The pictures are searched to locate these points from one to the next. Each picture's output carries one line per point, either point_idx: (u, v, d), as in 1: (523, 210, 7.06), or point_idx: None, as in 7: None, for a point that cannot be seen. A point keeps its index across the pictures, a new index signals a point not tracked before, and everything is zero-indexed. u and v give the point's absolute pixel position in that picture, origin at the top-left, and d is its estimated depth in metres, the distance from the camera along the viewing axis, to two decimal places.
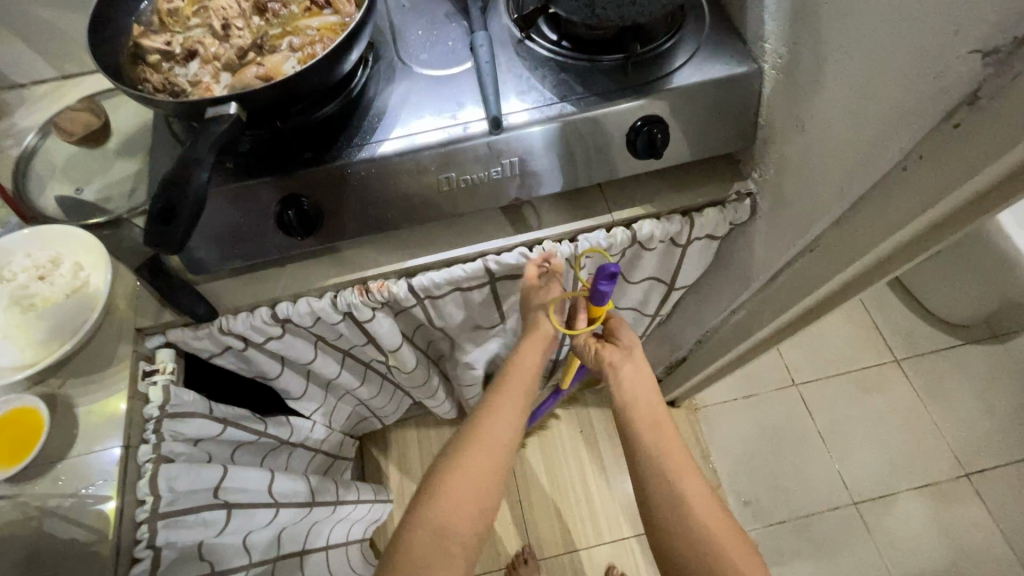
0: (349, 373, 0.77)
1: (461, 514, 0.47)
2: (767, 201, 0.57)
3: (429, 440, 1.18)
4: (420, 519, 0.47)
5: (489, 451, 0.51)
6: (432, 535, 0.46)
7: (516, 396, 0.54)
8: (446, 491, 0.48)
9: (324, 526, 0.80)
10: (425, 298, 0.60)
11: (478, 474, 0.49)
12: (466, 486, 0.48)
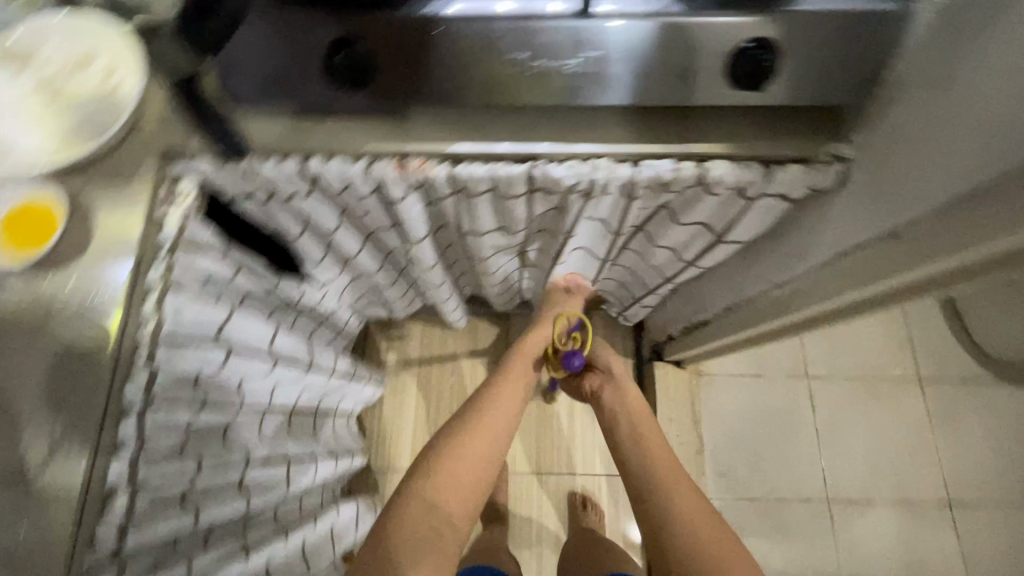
0: (367, 254, 0.75)
1: (451, 493, 0.55)
2: (864, 170, 0.50)
3: (432, 339, 1.19)
4: (410, 493, 0.55)
5: (483, 439, 0.59)
6: (425, 509, 0.53)
7: (514, 393, 0.66)
8: (441, 471, 0.56)
9: (317, 392, 0.82)
10: (462, 191, 0.56)
11: (468, 460, 0.57)
12: (457, 468, 0.56)
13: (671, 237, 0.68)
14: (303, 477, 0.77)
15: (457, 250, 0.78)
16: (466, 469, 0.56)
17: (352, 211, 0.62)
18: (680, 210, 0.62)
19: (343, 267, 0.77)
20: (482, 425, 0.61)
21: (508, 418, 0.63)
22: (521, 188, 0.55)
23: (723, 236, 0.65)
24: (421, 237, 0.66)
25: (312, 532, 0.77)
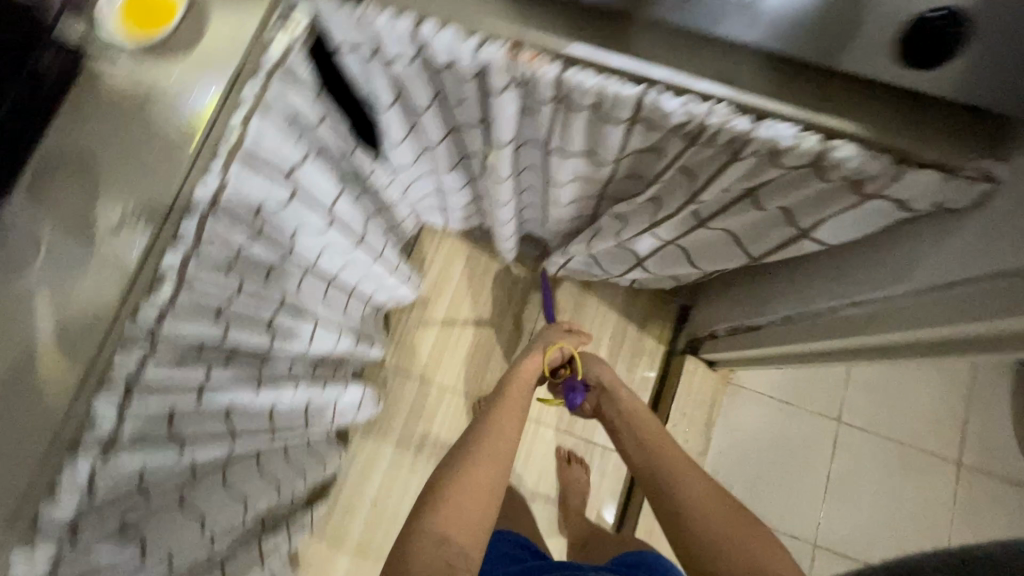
0: (442, 150, 0.74)
1: (463, 527, 0.53)
2: (1010, 199, 0.44)
3: (476, 263, 1.19)
4: (414, 527, 0.53)
5: (486, 464, 0.59)
6: (433, 544, 0.51)
7: (511, 420, 0.66)
8: (449, 509, 0.54)
9: (358, 272, 0.83)
10: (563, 100, 0.53)
11: (474, 485, 0.56)
12: (461, 504, 0.54)
13: (750, 223, 0.64)
14: (324, 344, 0.79)
15: (534, 172, 0.76)
16: (472, 499, 0.55)
17: (449, 94, 0.60)
18: (773, 196, 0.57)
19: (418, 157, 0.77)
20: (483, 455, 0.60)
21: (509, 444, 0.63)
22: (625, 114, 0.51)
23: (807, 235, 0.61)
24: (507, 145, 0.64)
25: (316, 393, 0.80)
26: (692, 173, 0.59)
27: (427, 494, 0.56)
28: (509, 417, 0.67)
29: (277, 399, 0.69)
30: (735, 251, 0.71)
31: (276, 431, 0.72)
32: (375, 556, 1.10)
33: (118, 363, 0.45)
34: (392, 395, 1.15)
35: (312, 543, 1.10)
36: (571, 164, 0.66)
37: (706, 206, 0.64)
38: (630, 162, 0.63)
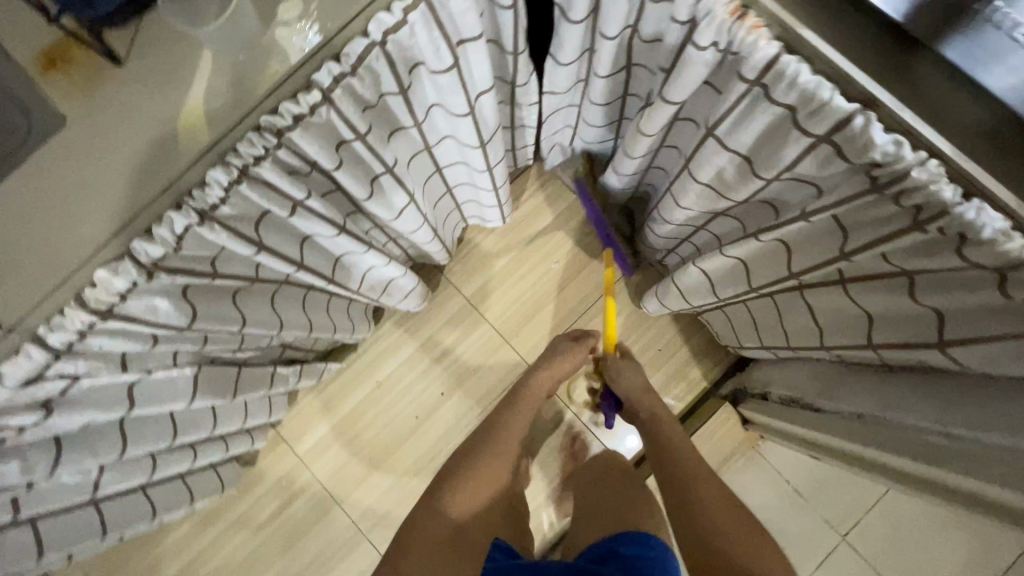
0: (604, 83, 0.69)
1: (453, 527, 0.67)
2: None
3: (566, 221, 1.17)
4: (429, 511, 0.68)
5: (487, 461, 0.73)
6: (440, 523, 0.67)
7: (512, 426, 0.78)
8: (448, 504, 0.69)
9: (461, 173, 0.82)
10: (762, 87, 0.48)
11: (475, 479, 0.71)
12: (448, 501, 0.69)
13: (888, 306, 0.57)
14: (409, 228, 0.78)
15: (676, 157, 0.71)
16: (462, 493, 0.70)
17: (644, 27, 0.57)
18: (932, 292, 0.51)
19: (573, 85, 0.73)
20: (471, 460, 0.73)
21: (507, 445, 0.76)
22: (819, 129, 0.46)
23: (947, 347, 0.53)
24: (671, 107, 0.60)
25: (380, 266, 0.80)
26: (847, 232, 0.54)
27: (440, 485, 0.71)
28: (510, 418, 0.79)
29: (349, 254, 0.71)
30: (848, 322, 0.65)
31: (332, 282, 0.73)
32: (357, 429, 1.16)
33: (241, 150, 0.46)
34: (435, 300, 1.18)
35: (312, 390, 1.17)
36: (725, 169, 0.60)
37: (853, 266, 0.57)
38: (778, 190, 0.58)
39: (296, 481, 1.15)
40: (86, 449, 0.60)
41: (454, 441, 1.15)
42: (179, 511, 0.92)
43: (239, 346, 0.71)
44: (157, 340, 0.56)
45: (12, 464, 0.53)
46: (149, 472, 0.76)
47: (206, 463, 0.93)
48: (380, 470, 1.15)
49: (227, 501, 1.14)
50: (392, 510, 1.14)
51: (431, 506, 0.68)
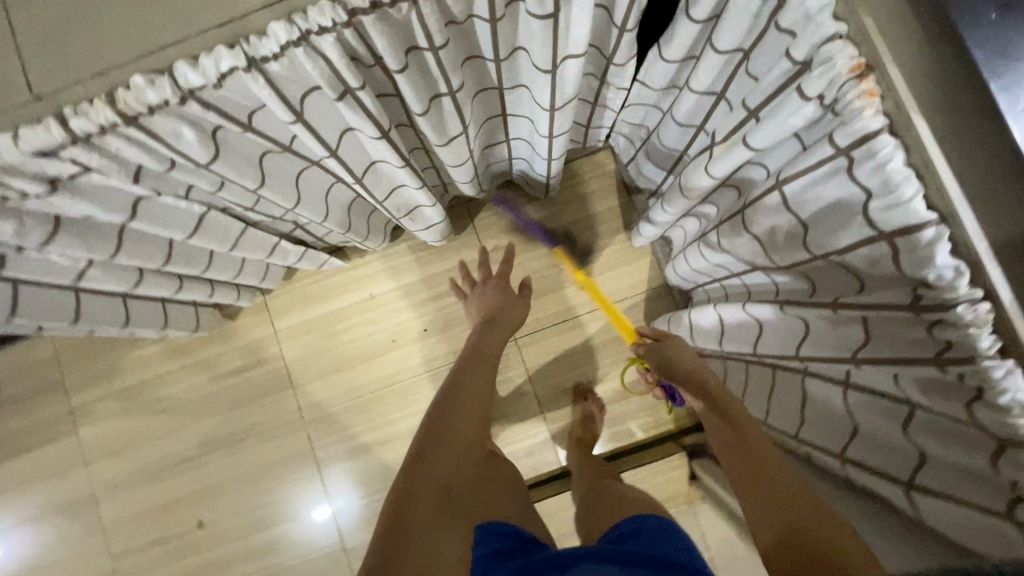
0: (693, 102, 0.66)
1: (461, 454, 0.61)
2: None
3: (605, 220, 1.16)
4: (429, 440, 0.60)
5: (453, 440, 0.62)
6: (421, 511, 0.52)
7: (473, 399, 0.70)
8: (457, 436, 0.62)
9: (521, 130, 0.80)
10: (847, 159, 0.44)
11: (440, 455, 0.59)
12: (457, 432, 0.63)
13: (876, 427, 0.55)
14: (453, 163, 0.76)
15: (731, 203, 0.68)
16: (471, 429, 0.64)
17: (756, 60, 0.54)
18: (926, 432, 0.48)
19: (666, 88, 0.72)
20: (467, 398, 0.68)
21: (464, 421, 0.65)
22: (883, 224, 0.43)
23: (912, 490, 0.50)
24: (749, 154, 0.56)
25: (411, 188, 0.78)
26: (868, 340, 0.51)
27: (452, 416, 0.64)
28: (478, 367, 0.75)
29: (382, 163, 0.69)
30: (827, 425, 0.63)
31: (359, 184, 0.73)
32: (336, 328, 1.18)
33: (309, 15, 0.44)
34: (455, 241, 1.18)
35: (309, 275, 1.19)
36: (777, 228, 0.57)
37: (860, 372, 0.55)
38: (818, 271, 0.55)
39: (264, 350, 1.19)
40: (79, 238, 0.62)
41: (418, 377, 1.17)
42: (149, 331, 0.97)
43: (252, 206, 0.72)
44: (176, 167, 0.57)
45: (8, 224, 0.55)
46: (132, 284, 0.79)
47: (189, 299, 0.97)
48: (341, 373, 1.18)
49: (197, 342, 1.19)
50: (337, 413, 1.17)
51: (442, 429, 0.61)
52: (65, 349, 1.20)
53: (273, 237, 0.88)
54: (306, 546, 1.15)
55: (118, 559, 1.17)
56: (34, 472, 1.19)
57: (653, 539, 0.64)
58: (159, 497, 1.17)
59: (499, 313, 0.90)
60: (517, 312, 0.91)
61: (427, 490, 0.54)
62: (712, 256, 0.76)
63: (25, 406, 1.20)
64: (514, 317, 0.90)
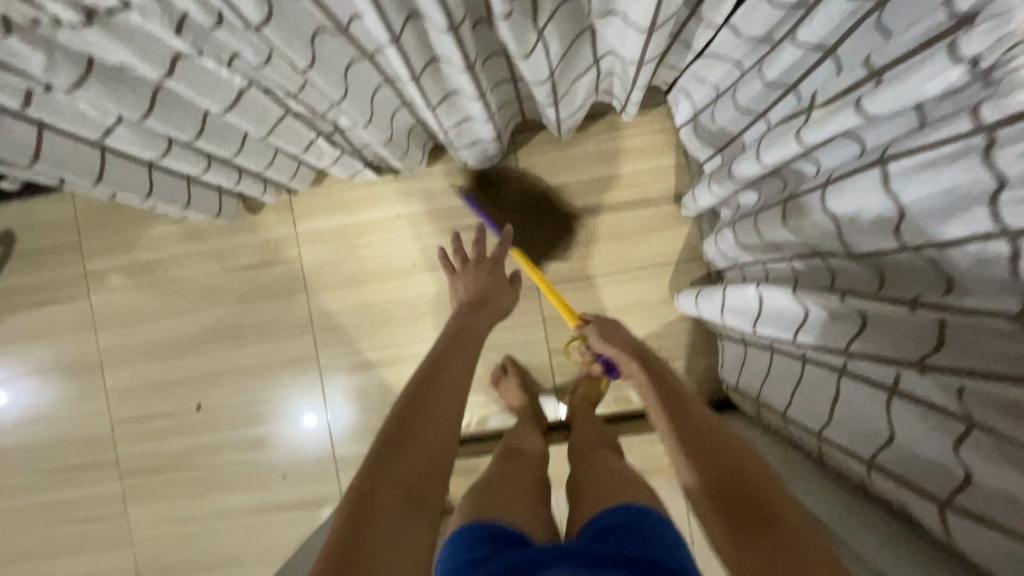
0: (796, 57, 0.61)
1: (435, 449, 0.59)
2: None
3: (652, 181, 1.12)
4: (397, 444, 0.58)
5: (427, 440, 0.59)
6: (388, 523, 0.51)
7: (451, 387, 0.66)
8: (429, 431, 0.60)
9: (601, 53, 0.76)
10: (979, 141, 0.39)
11: (410, 460, 0.57)
12: (429, 427, 0.60)
13: (915, 439, 0.52)
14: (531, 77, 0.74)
15: (809, 179, 0.63)
16: (445, 422, 0.62)
17: (890, 11, 0.49)
18: (977, 453, 0.45)
19: (756, 41, 0.65)
20: (443, 387, 0.65)
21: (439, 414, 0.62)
22: (1011, 221, 0.38)
23: (946, 509, 0.48)
24: (852, 124, 0.51)
25: (467, 98, 0.74)
26: (940, 347, 0.47)
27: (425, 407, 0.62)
28: (455, 352, 0.71)
29: (443, 62, 0.64)
30: (857, 429, 0.61)
31: (411, 87, 0.67)
32: (357, 240, 1.15)
33: None
34: (494, 174, 1.13)
35: (339, 182, 1.15)
36: (863, 213, 0.52)
37: (912, 381, 0.52)
38: (894, 264, 0.51)
39: (281, 250, 1.16)
40: (109, 88, 0.58)
41: (432, 305, 1.15)
42: (170, 208, 0.94)
43: (295, 94, 0.67)
44: (221, 23, 0.51)
45: (37, 54, 0.51)
46: (160, 154, 0.75)
47: (214, 182, 0.94)
48: (356, 287, 1.16)
49: (216, 230, 1.17)
50: (347, 325, 1.16)
51: (411, 424, 0.59)
52: (83, 213, 1.18)
53: (310, 133, 0.83)
54: (299, 447, 1.17)
55: (117, 425, 1.20)
56: (44, 329, 1.20)
57: (629, 533, 0.62)
58: (161, 374, 1.19)
59: (485, 297, 0.86)
60: (502, 299, 0.87)
61: (391, 493, 0.53)
62: (770, 232, 0.74)
63: (41, 264, 1.19)
64: (499, 306, 0.87)
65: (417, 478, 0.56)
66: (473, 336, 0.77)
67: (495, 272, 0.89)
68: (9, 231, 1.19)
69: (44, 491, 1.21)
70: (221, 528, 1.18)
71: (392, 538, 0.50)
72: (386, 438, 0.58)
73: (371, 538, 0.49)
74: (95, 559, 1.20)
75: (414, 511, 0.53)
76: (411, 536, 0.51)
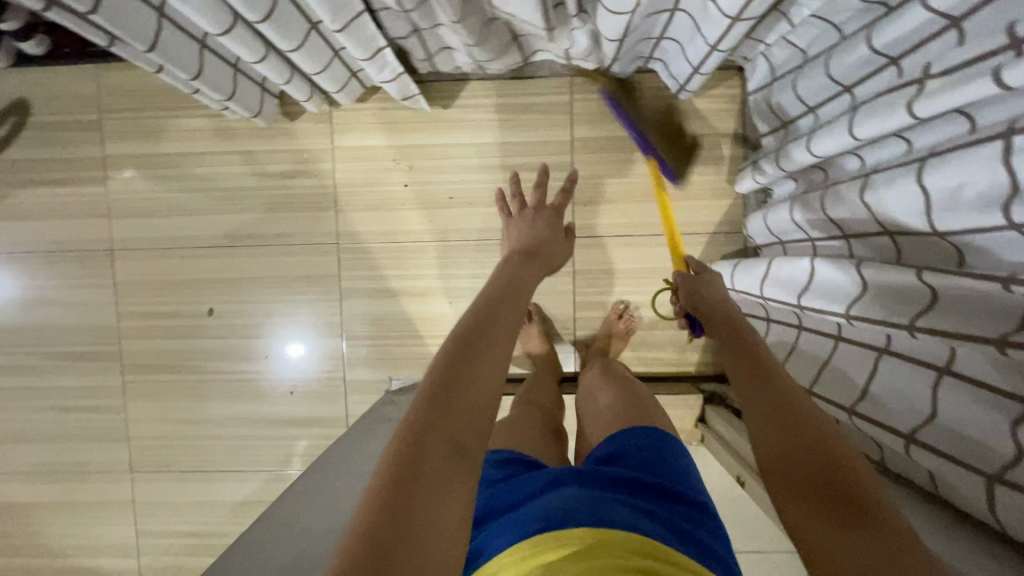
0: (915, 23, 0.60)
1: (484, 390, 0.45)
2: None
3: (704, 147, 1.09)
4: (458, 363, 0.46)
5: (488, 365, 0.47)
6: (435, 468, 0.40)
7: (517, 306, 0.55)
8: (482, 364, 0.47)
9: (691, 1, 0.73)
10: None
11: (469, 384, 0.45)
12: (487, 361, 0.47)
13: (962, 417, 0.53)
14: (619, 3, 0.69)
15: (898, 154, 0.62)
16: (505, 352, 0.49)
17: None
18: None
19: (874, 5, 0.65)
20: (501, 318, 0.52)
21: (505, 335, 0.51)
22: None
23: (994, 483, 0.50)
24: (978, 94, 0.49)
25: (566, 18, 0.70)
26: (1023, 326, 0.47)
27: (481, 336, 0.49)
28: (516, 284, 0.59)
29: None
30: (895, 403, 0.63)
31: None
32: (395, 163, 1.11)
33: None
34: (546, 116, 1.09)
35: (384, 99, 1.10)
36: (966, 188, 0.51)
37: (975, 358, 0.52)
38: (986, 243, 0.51)
39: (315, 162, 1.12)
40: None
41: (463, 241, 1.12)
42: (213, 96, 0.88)
43: None
44: None
45: None
46: (222, 30, 0.70)
47: (262, 74, 0.88)
48: (387, 212, 1.13)
49: (248, 130, 1.12)
50: (374, 249, 1.14)
51: (465, 356, 0.47)
52: (108, 92, 1.11)
53: (380, 39, 0.79)
54: (311, 364, 1.16)
55: (124, 318, 1.17)
56: (55, 208, 1.15)
57: (650, 465, 0.63)
58: (175, 272, 1.15)
59: (539, 246, 0.77)
60: (557, 251, 0.80)
61: (437, 437, 0.41)
62: (836, 205, 0.73)
63: (58, 140, 1.13)
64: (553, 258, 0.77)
65: (463, 424, 0.43)
66: (527, 272, 0.65)
67: (553, 222, 0.83)
68: (24, 99, 1.12)
69: (41, 375, 1.18)
70: (221, 434, 1.18)
71: (432, 495, 0.39)
72: (433, 372, 0.46)
73: (409, 494, 0.38)
74: (90, 449, 1.19)
75: (460, 464, 0.41)
76: (450, 488, 0.40)
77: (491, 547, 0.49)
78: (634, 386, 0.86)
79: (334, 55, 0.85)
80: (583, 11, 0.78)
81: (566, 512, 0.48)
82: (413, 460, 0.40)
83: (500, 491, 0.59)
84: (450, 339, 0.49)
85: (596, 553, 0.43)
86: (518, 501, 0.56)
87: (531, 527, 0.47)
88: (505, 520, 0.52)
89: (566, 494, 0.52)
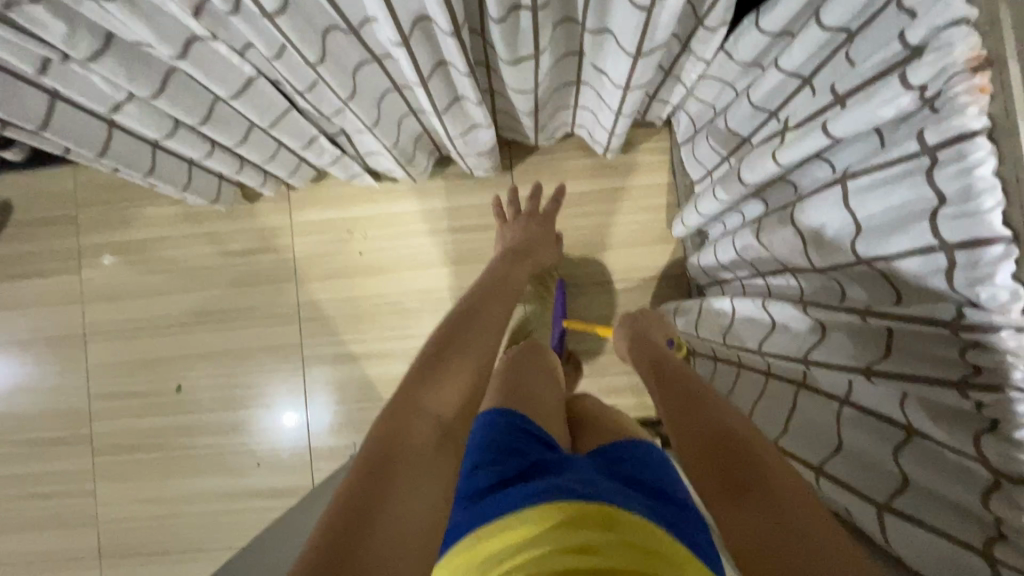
0: (777, 82, 0.66)
1: (463, 385, 0.55)
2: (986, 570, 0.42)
3: (639, 199, 1.15)
4: (441, 360, 0.56)
5: (467, 364, 0.57)
6: (423, 444, 0.48)
7: (493, 313, 0.67)
8: (461, 362, 0.57)
9: (590, 76, 0.81)
10: (929, 161, 0.41)
11: (452, 377, 0.55)
12: (465, 358, 0.57)
13: (864, 447, 0.55)
14: (518, 85, 0.77)
15: (786, 197, 0.67)
16: (480, 351, 0.60)
17: (858, 44, 0.51)
18: (918, 459, 0.49)
19: (749, 66, 0.72)
20: (478, 330, 0.62)
21: (483, 338, 0.62)
22: (949, 235, 0.40)
23: (886, 512, 0.51)
24: (823, 144, 0.54)
25: (470, 103, 0.79)
26: (890, 354, 0.50)
27: (456, 342, 0.59)
28: (495, 303, 0.69)
29: (449, 66, 0.70)
30: (808, 436, 0.64)
31: (422, 86, 0.71)
32: (349, 234, 1.18)
33: None
34: (489, 181, 1.16)
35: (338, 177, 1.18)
36: (827, 228, 0.55)
37: (863, 391, 0.54)
38: (852, 277, 0.54)
39: (275, 239, 1.19)
40: (123, 65, 0.61)
41: (418, 303, 1.17)
42: (169, 188, 0.95)
43: (302, 92, 0.72)
44: (238, 11, 0.55)
45: (60, 25, 0.54)
46: (165, 134, 0.77)
47: (216, 167, 0.96)
48: (345, 280, 1.18)
49: (213, 215, 1.19)
50: (333, 317, 1.18)
51: (445, 356, 0.57)
52: (84, 189, 1.20)
53: (312, 129, 0.87)
54: (277, 435, 1.18)
55: (97, 400, 1.20)
56: (33, 299, 1.21)
57: (642, 462, 0.68)
58: (145, 353, 1.20)
59: (530, 250, 0.95)
60: (545, 255, 0.98)
61: (425, 428, 0.49)
62: (746, 248, 0.76)
63: (38, 236, 1.21)
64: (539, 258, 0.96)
65: (447, 413, 0.52)
66: (510, 285, 0.78)
67: (540, 229, 1.01)
68: (7, 201, 1.21)
69: (14, 464, 1.20)
70: (190, 512, 1.17)
71: (418, 470, 0.45)
72: (418, 367, 0.55)
73: (395, 472, 0.44)
74: (61, 535, 1.18)
75: (445, 447, 0.49)
76: (436, 466, 0.47)
77: (487, 515, 0.54)
78: (604, 412, 0.87)
79: (279, 145, 0.93)
80: (497, 95, 0.87)
81: (577, 489, 0.54)
82: (403, 443, 0.47)
83: (504, 463, 0.63)
84: (431, 345, 0.59)
85: (608, 531, 0.48)
86: (518, 478, 0.60)
87: (534, 500, 0.52)
88: (503, 495, 0.56)
89: (575, 479, 0.57)
